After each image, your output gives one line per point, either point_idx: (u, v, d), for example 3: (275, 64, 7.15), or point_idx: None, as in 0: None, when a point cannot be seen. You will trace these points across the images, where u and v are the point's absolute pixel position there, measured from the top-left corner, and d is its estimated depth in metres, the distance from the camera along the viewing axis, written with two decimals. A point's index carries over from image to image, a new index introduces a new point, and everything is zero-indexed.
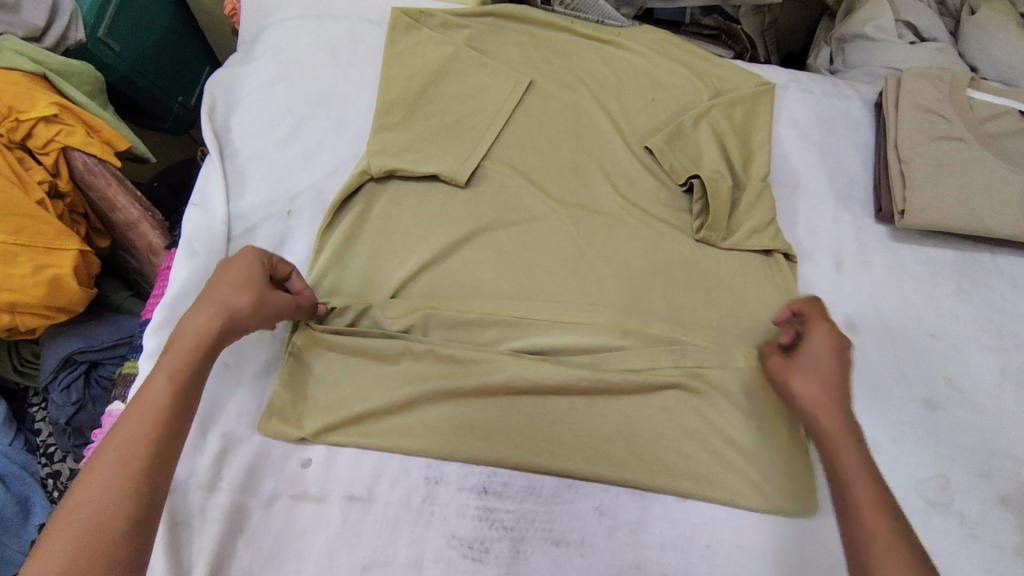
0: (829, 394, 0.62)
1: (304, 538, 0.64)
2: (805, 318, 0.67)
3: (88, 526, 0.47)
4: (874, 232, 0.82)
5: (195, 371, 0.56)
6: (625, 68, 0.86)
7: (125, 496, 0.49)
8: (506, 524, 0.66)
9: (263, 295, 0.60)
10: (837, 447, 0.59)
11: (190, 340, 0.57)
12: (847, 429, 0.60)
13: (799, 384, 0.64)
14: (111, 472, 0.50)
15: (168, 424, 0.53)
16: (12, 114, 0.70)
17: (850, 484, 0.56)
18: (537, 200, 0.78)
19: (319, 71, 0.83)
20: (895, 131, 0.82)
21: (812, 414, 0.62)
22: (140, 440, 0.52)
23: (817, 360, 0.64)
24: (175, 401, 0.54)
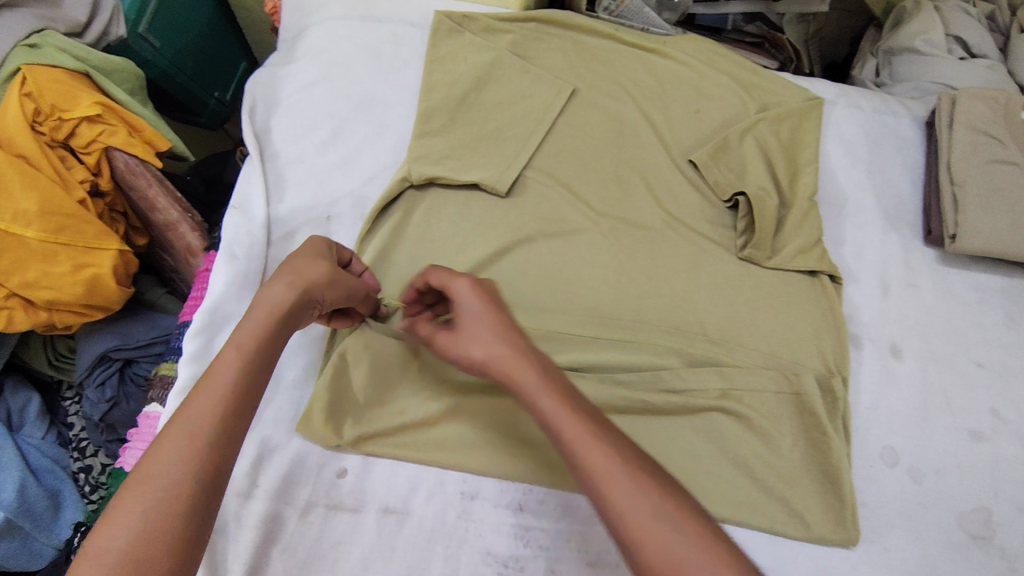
0: (509, 346, 0.54)
1: (338, 550, 0.64)
2: (448, 274, 0.60)
3: (156, 505, 0.43)
4: (922, 256, 0.80)
5: (267, 345, 0.51)
6: (669, 77, 0.84)
7: (192, 474, 0.44)
8: (542, 543, 0.65)
9: (337, 271, 0.58)
10: (538, 401, 0.51)
11: (262, 311, 0.52)
12: (544, 388, 0.51)
13: (486, 346, 0.54)
14: (179, 451, 0.45)
15: (240, 400, 0.48)
16: (54, 113, 0.69)
17: (573, 434, 0.48)
18: (578, 212, 0.77)
19: (360, 74, 0.82)
20: (948, 152, 0.80)
21: (502, 373, 0.53)
22: (210, 414, 0.47)
23: (476, 315, 0.56)
24: (248, 376, 0.49)
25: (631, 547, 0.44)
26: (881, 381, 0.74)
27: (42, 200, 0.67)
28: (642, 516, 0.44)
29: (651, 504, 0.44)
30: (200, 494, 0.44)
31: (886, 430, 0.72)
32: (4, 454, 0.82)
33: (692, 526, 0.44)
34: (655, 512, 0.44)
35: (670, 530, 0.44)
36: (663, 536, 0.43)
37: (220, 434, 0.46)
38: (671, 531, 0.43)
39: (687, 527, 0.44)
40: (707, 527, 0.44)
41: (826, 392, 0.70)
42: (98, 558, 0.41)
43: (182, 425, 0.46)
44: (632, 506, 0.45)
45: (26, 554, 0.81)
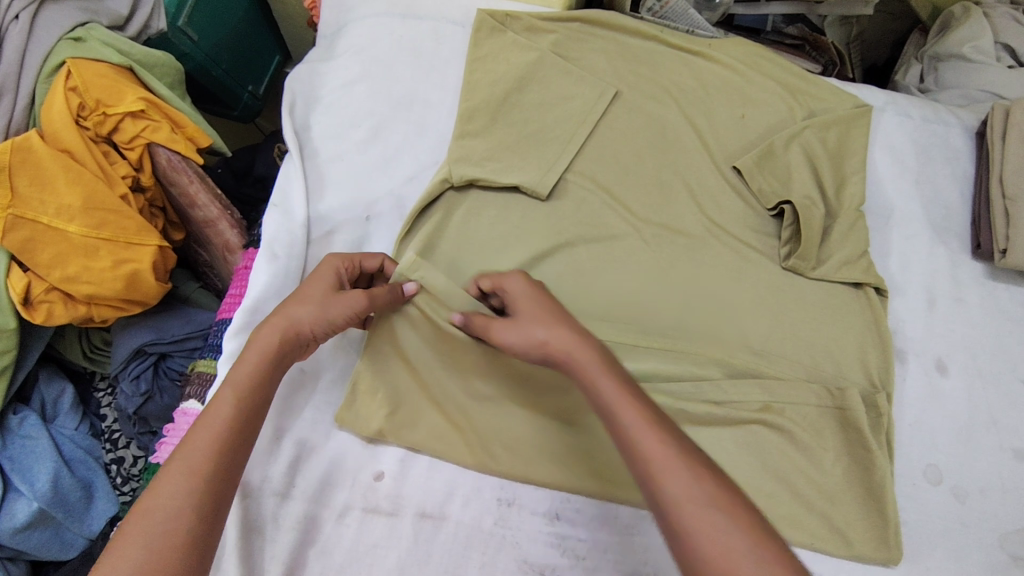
0: (566, 330, 0.54)
1: (374, 554, 0.63)
2: (492, 275, 0.62)
3: (157, 536, 0.44)
4: (969, 269, 0.78)
5: (261, 386, 0.54)
6: (714, 81, 0.83)
7: (192, 508, 0.46)
8: (579, 552, 0.64)
9: (327, 305, 0.59)
10: (596, 381, 0.50)
11: (255, 354, 0.55)
12: (604, 365, 0.51)
13: (543, 328, 0.54)
14: (179, 485, 0.47)
15: (234, 439, 0.51)
16: (99, 107, 0.69)
17: (626, 415, 0.48)
18: (620, 218, 0.76)
19: (401, 73, 0.81)
20: (1001, 164, 0.78)
21: (565, 353, 0.53)
22: (204, 451, 0.49)
23: (524, 304, 0.57)
24: (244, 412, 0.52)
25: (674, 530, 0.43)
26: (926, 397, 0.72)
27: (85, 194, 0.67)
28: (693, 503, 0.43)
29: (700, 492, 0.43)
30: (199, 525, 0.46)
31: (931, 448, 0.70)
32: (39, 444, 0.82)
33: (742, 515, 0.43)
34: (700, 501, 0.43)
35: (721, 520, 0.42)
36: (708, 519, 0.42)
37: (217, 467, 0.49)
38: (715, 517, 0.42)
39: (736, 515, 0.43)
40: (752, 515, 0.43)
41: (872, 407, 0.69)
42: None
43: (178, 462, 0.48)
44: (684, 492, 0.43)
45: (58, 543, 0.81)
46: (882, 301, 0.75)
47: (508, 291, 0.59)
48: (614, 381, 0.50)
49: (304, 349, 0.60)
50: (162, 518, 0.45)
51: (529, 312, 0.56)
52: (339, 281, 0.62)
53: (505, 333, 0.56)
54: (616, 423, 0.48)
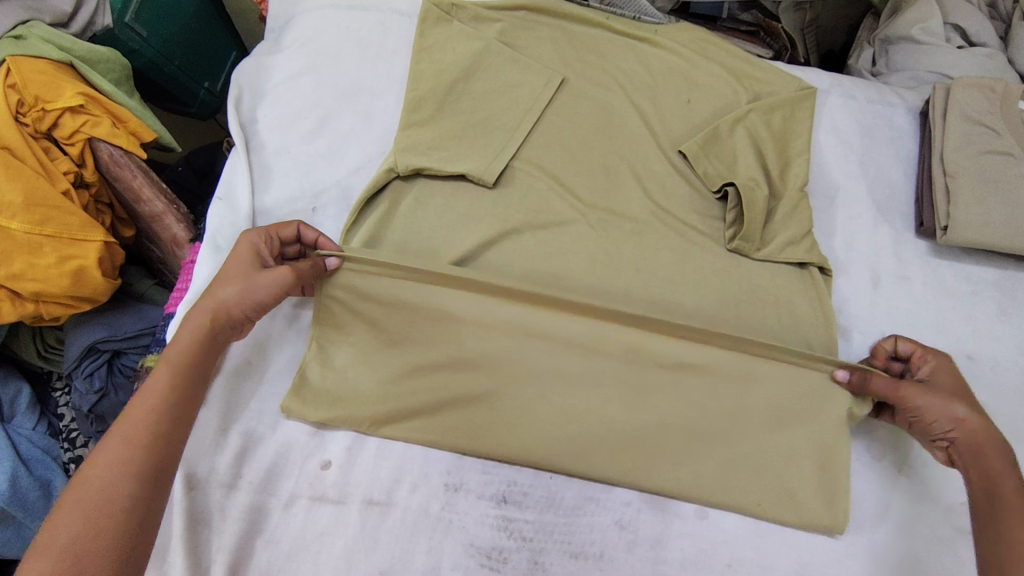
0: (987, 422, 0.60)
1: (322, 541, 0.63)
2: (914, 344, 0.68)
3: (96, 503, 0.47)
4: (913, 247, 0.80)
5: (193, 363, 0.57)
6: (661, 67, 0.84)
7: (131, 474, 0.49)
8: (525, 534, 0.65)
9: (251, 281, 0.60)
10: (1003, 473, 0.57)
11: (186, 335, 0.58)
12: (1012, 464, 0.57)
13: (962, 407, 0.61)
14: (117, 454, 0.50)
15: (170, 412, 0.54)
16: (38, 103, 0.69)
17: (1012, 512, 0.55)
18: (566, 205, 0.76)
19: (347, 64, 0.81)
20: (941, 144, 0.79)
21: (979, 442, 0.59)
22: (142, 424, 0.52)
23: (949, 386, 0.63)
24: (177, 387, 0.55)
25: None
26: None
27: (26, 190, 0.67)
28: None
29: None
30: (140, 490, 0.49)
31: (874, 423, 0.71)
32: None
33: None
34: None
35: None
36: None
37: (154, 437, 0.52)
38: None
39: None
40: None
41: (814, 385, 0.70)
42: (42, 556, 0.45)
43: (117, 434, 0.51)
44: None
45: (19, 541, 0.81)
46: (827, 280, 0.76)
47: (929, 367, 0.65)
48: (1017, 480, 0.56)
49: (239, 327, 0.62)
50: (100, 485, 0.48)
51: (957, 396, 0.62)
52: (259, 256, 0.63)
53: (931, 402, 0.61)
54: (1002, 517, 0.55)
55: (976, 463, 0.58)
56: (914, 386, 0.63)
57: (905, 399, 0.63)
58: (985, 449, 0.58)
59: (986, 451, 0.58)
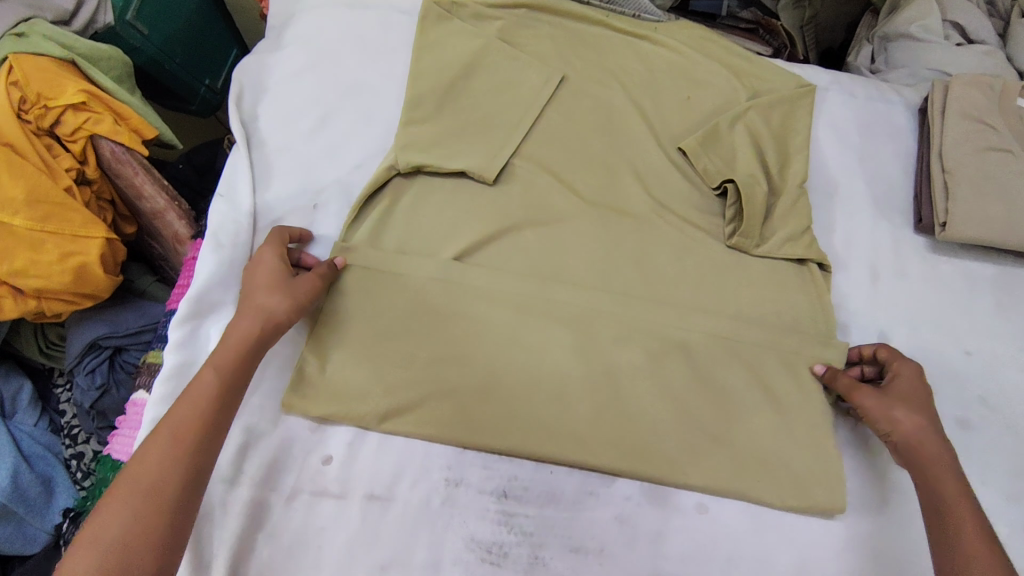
0: (930, 427, 0.60)
1: (323, 535, 0.64)
2: (888, 349, 0.68)
3: (142, 505, 0.50)
4: (912, 243, 0.80)
5: (241, 369, 0.58)
6: (661, 65, 0.85)
7: (176, 480, 0.51)
8: (525, 529, 0.65)
9: (293, 291, 0.62)
10: (944, 477, 0.58)
11: (236, 339, 0.59)
12: (953, 469, 0.58)
13: (901, 410, 0.61)
14: (161, 458, 0.52)
15: (214, 417, 0.55)
16: (40, 100, 0.69)
17: (955, 516, 0.55)
18: (566, 200, 0.76)
19: (348, 61, 0.82)
20: (940, 141, 0.79)
21: (920, 447, 0.60)
22: (188, 428, 0.54)
23: (900, 391, 0.64)
24: (224, 392, 0.56)
25: None
26: None
27: (28, 187, 0.67)
28: None
29: None
30: (181, 496, 0.51)
31: None
32: None
33: None
34: None
35: None
36: None
37: (198, 442, 0.54)
38: None
39: None
40: None
41: (812, 381, 0.70)
42: (88, 550, 0.48)
43: (164, 435, 0.53)
44: None
45: (21, 537, 0.81)
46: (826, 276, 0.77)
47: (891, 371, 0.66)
48: (959, 485, 0.57)
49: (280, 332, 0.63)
50: (144, 488, 0.50)
51: (902, 399, 0.62)
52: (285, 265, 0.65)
53: (874, 407, 0.63)
54: (943, 523, 0.56)
55: (917, 468, 0.60)
56: (868, 389, 0.64)
57: (855, 401, 0.65)
58: (924, 454, 0.59)
59: (926, 456, 0.59)
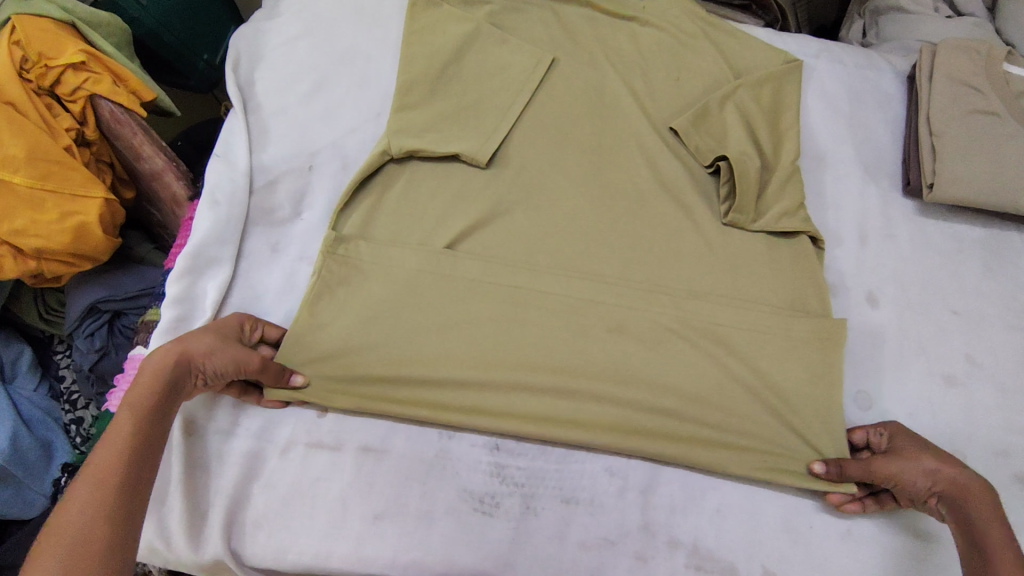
0: (962, 470, 0.59)
1: (318, 485, 0.65)
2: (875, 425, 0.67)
3: (74, 550, 0.45)
4: (900, 207, 0.81)
5: (160, 405, 0.56)
6: (651, 36, 0.86)
7: (105, 517, 0.48)
8: (517, 480, 0.66)
9: (224, 343, 0.61)
10: (988, 524, 0.55)
11: (149, 377, 0.57)
12: (996, 509, 0.56)
13: (930, 459, 0.60)
14: (86, 500, 0.48)
15: (136, 454, 0.52)
16: (41, 60, 0.71)
17: (1001, 562, 0.52)
18: (557, 164, 0.77)
19: (343, 29, 0.83)
20: (927, 105, 0.80)
21: (959, 494, 0.57)
22: (113, 467, 0.51)
23: (915, 447, 0.62)
24: (142, 427, 0.54)
25: None
26: (857, 327, 0.74)
27: (28, 144, 0.68)
28: None
29: None
30: (114, 532, 0.48)
31: (861, 375, 0.72)
32: None
33: None
34: None
35: None
36: None
37: (124, 478, 0.51)
38: None
39: None
40: None
41: (805, 361, 0.69)
42: None
43: (86, 479, 0.49)
44: None
45: (20, 502, 0.83)
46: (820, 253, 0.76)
47: (892, 435, 0.65)
48: (1004, 528, 0.54)
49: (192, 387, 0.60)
50: (72, 532, 0.46)
51: (922, 451, 0.61)
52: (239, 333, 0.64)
53: (902, 466, 0.61)
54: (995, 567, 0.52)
55: (963, 518, 0.56)
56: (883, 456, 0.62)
57: (876, 472, 0.62)
58: (968, 496, 0.57)
59: (968, 497, 0.57)
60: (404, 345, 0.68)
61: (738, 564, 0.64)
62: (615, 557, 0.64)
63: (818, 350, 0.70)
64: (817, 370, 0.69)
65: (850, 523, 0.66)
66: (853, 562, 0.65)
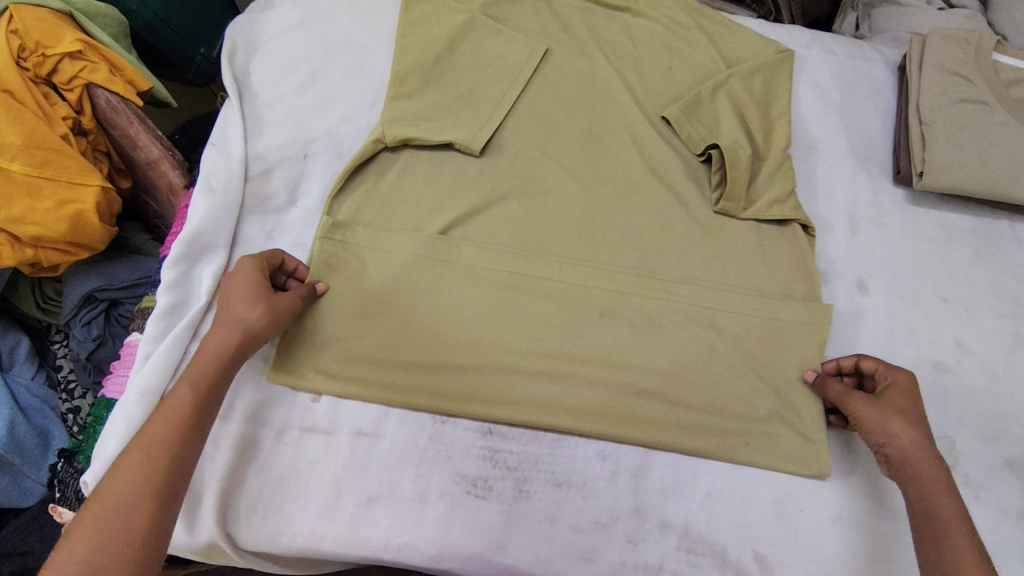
0: (918, 440, 0.58)
1: (312, 468, 0.65)
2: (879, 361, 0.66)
3: (115, 519, 0.48)
4: (890, 196, 0.82)
5: (218, 380, 0.57)
6: (643, 28, 0.87)
7: (150, 496, 0.50)
8: (510, 464, 0.66)
9: (275, 306, 0.61)
10: (935, 495, 0.55)
11: (212, 350, 0.58)
12: (946, 481, 0.56)
13: (894, 423, 0.59)
14: (134, 474, 0.50)
15: (190, 433, 0.54)
16: (39, 49, 0.72)
17: (953, 539, 0.53)
18: (549, 153, 0.78)
19: (338, 20, 0.84)
20: (918, 94, 0.81)
21: (909, 461, 0.58)
22: (165, 443, 0.52)
23: (893, 401, 0.61)
24: (201, 405, 0.55)
25: None
26: (847, 314, 0.75)
27: (25, 132, 0.69)
28: None
29: None
30: (155, 514, 0.50)
31: None
32: None
33: None
34: None
35: None
36: None
37: (175, 458, 0.52)
38: None
39: None
40: None
41: (794, 347, 0.70)
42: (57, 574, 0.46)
43: (139, 450, 0.51)
44: None
45: (17, 490, 0.85)
46: (811, 239, 0.77)
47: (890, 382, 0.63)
48: (949, 500, 0.55)
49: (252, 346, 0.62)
50: (118, 506, 0.49)
51: (895, 409, 0.60)
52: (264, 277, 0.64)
53: (870, 416, 0.61)
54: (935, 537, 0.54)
55: (906, 483, 0.58)
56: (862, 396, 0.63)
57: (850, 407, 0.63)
58: (916, 466, 0.57)
59: (917, 468, 0.57)
60: (397, 331, 0.68)
61: (728, 546, 0.65)
62: (607, 539, 0.65)
63: (810, 337, 0.70)
64: (807, 355, 0.70)
65: (839, 507, 0.67)
66: (841, 544, 0.65)
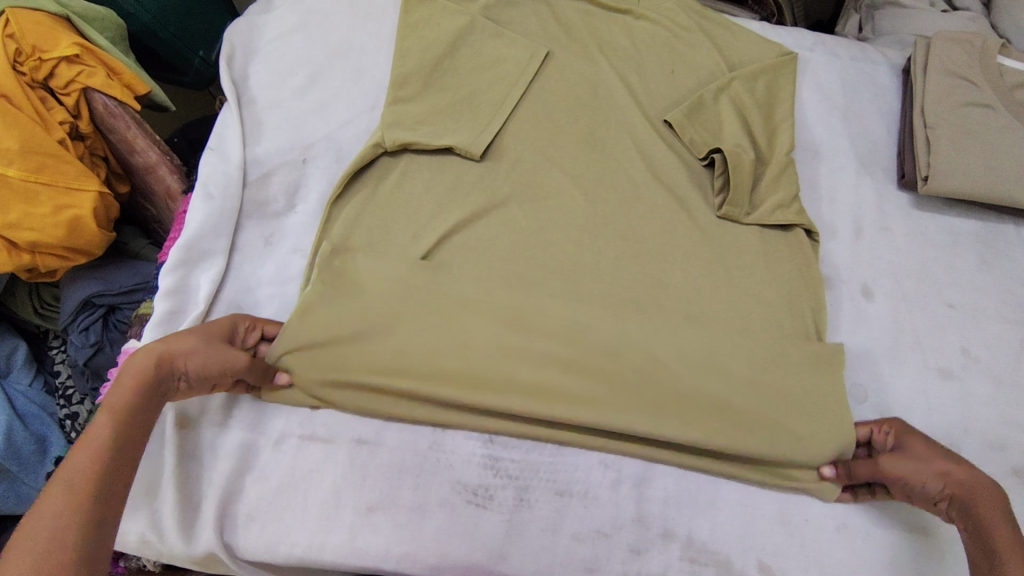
0: (972, 474, 0.58)
1: (311, 478, 0.65)
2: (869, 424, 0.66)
3: (41, 552, 0.46)
4: (895, 200, 0.81)
5: (138, 409, 0.56)
6: (645, 30, 0.86)
7: (76, 526, 0.48)
8: (511, 473, 0.66)
9: (210, 346, 0.61)
10: (994, 521, 0.55)
11: (130, 377, 0.57)
12: (1007, 510, 0.56)
13: (944, 465, 0.59)
14: (58, 506, 0.48)
15: (112, 462, 0.53)
16: (35, 53, 0.71)
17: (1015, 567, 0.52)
18: (550, 157, 0.77)
19: (337, 22, 0.83)
20: (922, 98, 0.80)
21: (969, 498, 0.57)
22: (87, 474, 0.51)
23: (925, 450, 0.61)
24: (123, 435, 0.54)
25: None
26: (851, 320, 0.74)
27: (22, 136, 0.68)
28: None
29: None
30: (84, 543, 0.48)
31: (857, 367, 0.72)
32: None
33: None
34: None
35: None
36: None
37: (99, 487, 0.51)
38: None
39: None
40: None
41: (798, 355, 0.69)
42: None
43: (61, 482, 0.50)
44: None
45: (14, 496, 0.82)
46: (814, 245, 0.76)
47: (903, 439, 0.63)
48: (1010, 527, 0.55)
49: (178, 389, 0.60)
50: (40, 540, 0.46)
51: (935, 453, 0.60)
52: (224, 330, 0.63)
53: (914, 470, 0.60)
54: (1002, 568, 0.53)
55: (970, 519, 0.57)
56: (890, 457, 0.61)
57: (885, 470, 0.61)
58: (979, 500, 0.57)
59: (981, 501, 0.57)
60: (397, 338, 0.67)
61: (732, 556, 0.64)
62: (609, 548, 0.64)
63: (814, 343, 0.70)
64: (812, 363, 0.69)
65: (844, 516, 0.66)
66: (847, 554, 0.64)
